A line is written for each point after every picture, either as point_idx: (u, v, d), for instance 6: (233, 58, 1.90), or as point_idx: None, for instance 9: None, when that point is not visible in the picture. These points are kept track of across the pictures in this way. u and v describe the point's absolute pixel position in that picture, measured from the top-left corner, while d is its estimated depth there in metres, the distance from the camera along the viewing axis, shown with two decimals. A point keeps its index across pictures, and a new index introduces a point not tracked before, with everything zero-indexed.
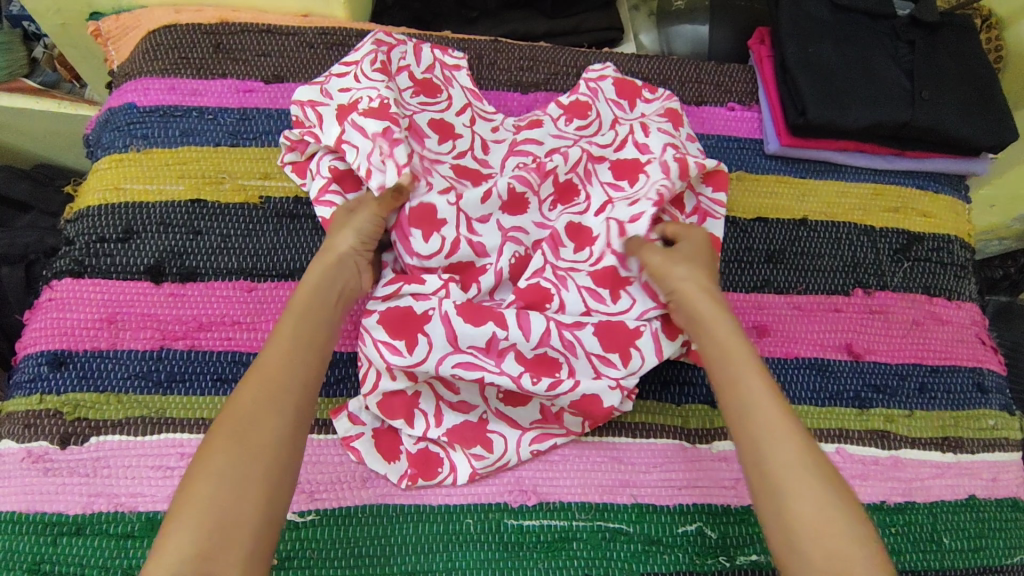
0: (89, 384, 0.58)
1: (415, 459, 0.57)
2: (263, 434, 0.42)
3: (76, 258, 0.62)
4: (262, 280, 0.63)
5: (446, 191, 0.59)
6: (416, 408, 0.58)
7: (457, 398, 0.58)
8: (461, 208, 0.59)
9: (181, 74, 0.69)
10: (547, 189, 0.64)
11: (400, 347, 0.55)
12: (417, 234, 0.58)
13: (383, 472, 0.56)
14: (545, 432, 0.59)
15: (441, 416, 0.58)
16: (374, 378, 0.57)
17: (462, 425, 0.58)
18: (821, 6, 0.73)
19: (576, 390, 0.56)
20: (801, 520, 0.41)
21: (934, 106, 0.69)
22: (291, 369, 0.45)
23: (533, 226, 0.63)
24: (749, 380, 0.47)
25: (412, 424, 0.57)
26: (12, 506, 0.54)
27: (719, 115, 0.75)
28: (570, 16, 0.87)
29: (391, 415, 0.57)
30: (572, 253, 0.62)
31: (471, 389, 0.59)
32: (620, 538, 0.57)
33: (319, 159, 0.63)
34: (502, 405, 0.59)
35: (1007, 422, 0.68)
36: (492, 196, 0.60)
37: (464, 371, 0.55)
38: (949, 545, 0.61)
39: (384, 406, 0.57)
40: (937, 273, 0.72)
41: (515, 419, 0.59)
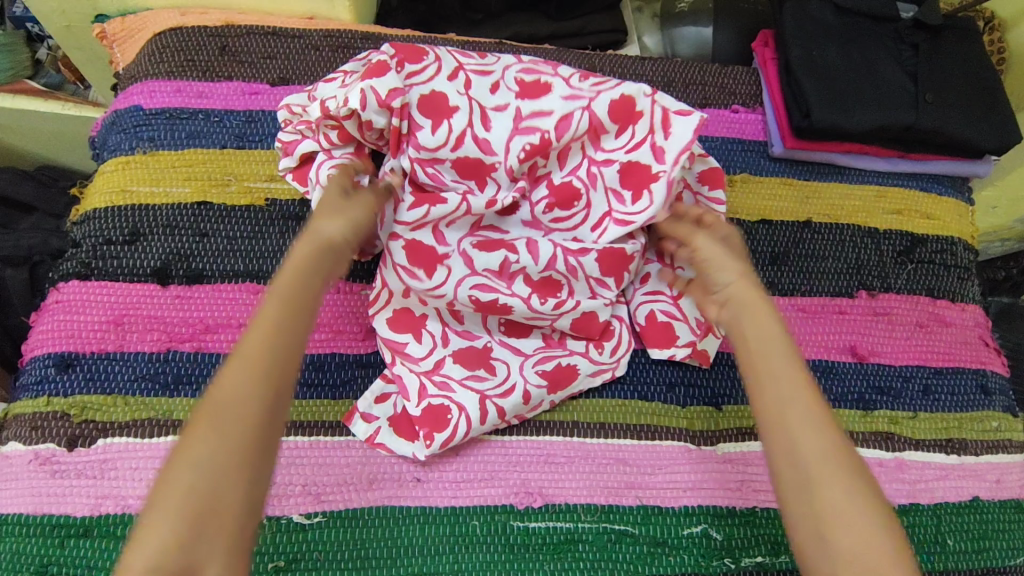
0: (96, 386, 0.58)
1: (422, 417, 0.57)
2: (239, 424, 0.39)
3: (83, 260, 0.62)
4: (269, 282, 0.63)
5: (456, 78, 0.58)
6: (424, 329, 0.59)
7: (462, 325, 0.60)
8: (472, 98, 0.58)
9: (187, 76, 0.69)
10: (567, 70, 0.61)
11: (415, 273, 0.57)
12: (427, 126, 0.57)
13: (410, 454, 0.57)
14: (547, 355, 0.61)
15: (447, 338, 0.60)
16: (385, 298, 0.60)
17: (468, 347, 0.60)
18: (825, 9, 0.73)
19: (578, 308, 0.60)
20: (832, 516, 0.41)
21: (938, 110, 0.70)
22: (271, 355, 0.41)
23: (558, 102, 0.59)
24: (791, 369, 0.46)
25: (421, 339, 0.59)
26: (20, 508, 0.54)
27: (724, 117, 0.75)
28: (573, 18, 0.87)
29: (398, 331, 0.59)
30: (615, 138, 0.60)
31: (474, 319, 0.61)
32: (626, 539, 0.57)
33: (319, 165, 0.60)
34: (505, 333, 0.61)
35: (1010, 424, 0.68)
36: (500, 87, 0.59)
37: (480, 292, 0.58)
38: (953, 546, 0.61)
39: (394, 325, 0.59)
40: (941, 275, 0.72)
41: (518, 347, 0.61)
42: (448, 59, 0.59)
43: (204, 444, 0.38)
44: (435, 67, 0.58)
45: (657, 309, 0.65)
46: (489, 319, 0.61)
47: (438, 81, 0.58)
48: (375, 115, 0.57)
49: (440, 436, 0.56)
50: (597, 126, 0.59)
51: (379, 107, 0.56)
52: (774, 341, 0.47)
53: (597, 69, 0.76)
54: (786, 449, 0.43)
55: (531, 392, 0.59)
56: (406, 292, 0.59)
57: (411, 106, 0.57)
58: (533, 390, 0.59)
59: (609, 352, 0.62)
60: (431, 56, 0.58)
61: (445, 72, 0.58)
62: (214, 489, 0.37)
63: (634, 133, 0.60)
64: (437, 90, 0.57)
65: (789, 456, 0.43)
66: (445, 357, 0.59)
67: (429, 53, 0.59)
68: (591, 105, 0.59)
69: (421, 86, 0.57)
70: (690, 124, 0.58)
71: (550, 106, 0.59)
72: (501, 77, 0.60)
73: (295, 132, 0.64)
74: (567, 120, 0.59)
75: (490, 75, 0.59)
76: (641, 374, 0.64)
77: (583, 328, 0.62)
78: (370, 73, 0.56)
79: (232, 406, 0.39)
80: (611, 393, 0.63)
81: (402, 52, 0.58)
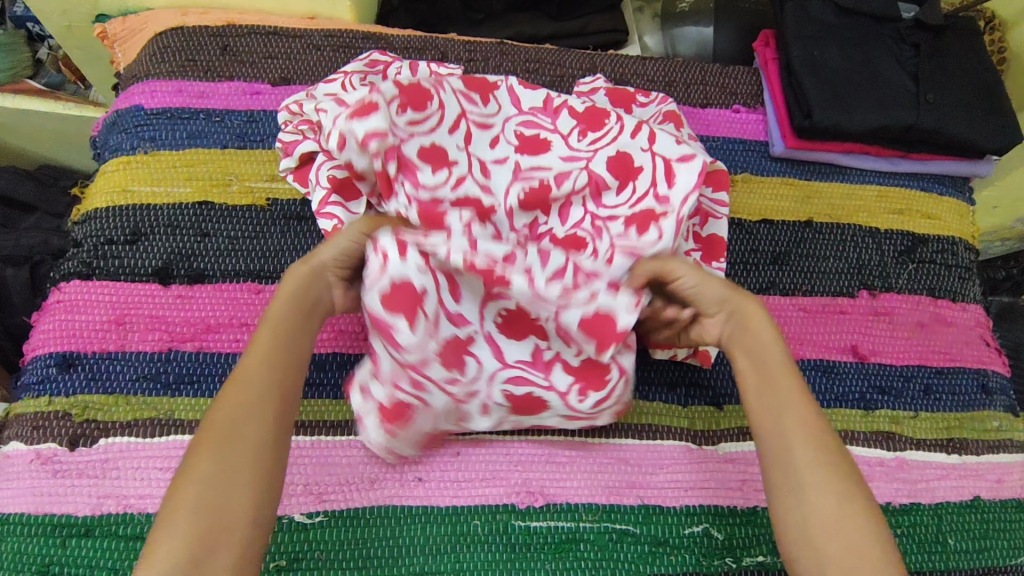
0: (98, 386, 0.58)
1: (383, 408, 0.54)
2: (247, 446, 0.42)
3: (84, 260, 0.62)
4: (270, 282, 0.63)
5: (456, 129, 0.56)
6: (420, 310, 0.50)
7: (456, 307, 0.54)
8: (471, 152, 0.57)
9: (188, 75, 0.69)
10: (567, 125, 0.59)
11: (422, 246, 0.50)
12: (425, 169, 0.54)
13: (378, 438, 0.55)
14: (525, 375, 0.56)
15: (438, 324, 0.52)
16: (380, 263, 0.49)
17: (452, 339, 0.53)
18: (825, 9, 0.73)
19: (593, 302, 0.53)
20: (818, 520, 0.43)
21: (939, 110, 0.70)
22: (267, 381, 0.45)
23: (558, 161, 0.58)
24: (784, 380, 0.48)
25: (412, 327, 0.50)
26: (22, 507, 0.54)
27: (724, 117, 0.75)
28: (574, 18, 0.87)
29: (391, 310, 0.49)
30: (616, 195, 0.57)
31: (472, 302, 0.54)
32: (628, 539, 0.57)
33: (319, 168, 0.61)
34: (498, 330, 0.56)
35: (1011, 424, 0.68)
36: (500, 141, 0.58)
37: (476, 255, 0.52)
38: (954, 546, 0.61)
39: (387, 298, 0.49)
40: (942, 275, 0.72)
41: (502, 351, 0.56)
42: (452, 108, 0.56)
43: (213, 461, 0.41)
44: (437, 117, 0.55)
45: None
46: (487, 308, 0.55)
47: (439, 133, 0.55)
48: (354, 156, 0.52)
49: (402, 429, 0.54)
50: (597, 185, 0.57)
51: (360, 148, 0.51)
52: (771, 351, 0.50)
53: (597, 69, 0.76)
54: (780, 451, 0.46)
55: (491, 406, 0.56)
56: (401, 245, 0.49)
57: (409, 150, 0.53)
58: (495, 406, 0.56)
59: (592, 404, 0.55)
60: (435, 103, 0.55)
61: (446, 124, 0.55)
62: (221, 503, 0.40)
63: (635, 188, 0.57)
64: (437, 143, 0.55)
65: (779, 458, 0.46)
66: (428, 350, 0.52)
67: (434, 98, 0.55)
68: (590, 164, 0.57)
69: (417, 137, 0.54)
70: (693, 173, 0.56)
71: (548, 164, 0.58)
72: (502, 131, 0.59)
73: (294, 132, 0.65)
74: (565, 177, 0.57)
75: (490, 130, 0.58)
76: (642, 374, 0.64)
77: (597, 327, 0.53)
78: (358, 110, 0.50)
79: (236, 429, 0.42)
80: None
81: (406, 94, 0.53)
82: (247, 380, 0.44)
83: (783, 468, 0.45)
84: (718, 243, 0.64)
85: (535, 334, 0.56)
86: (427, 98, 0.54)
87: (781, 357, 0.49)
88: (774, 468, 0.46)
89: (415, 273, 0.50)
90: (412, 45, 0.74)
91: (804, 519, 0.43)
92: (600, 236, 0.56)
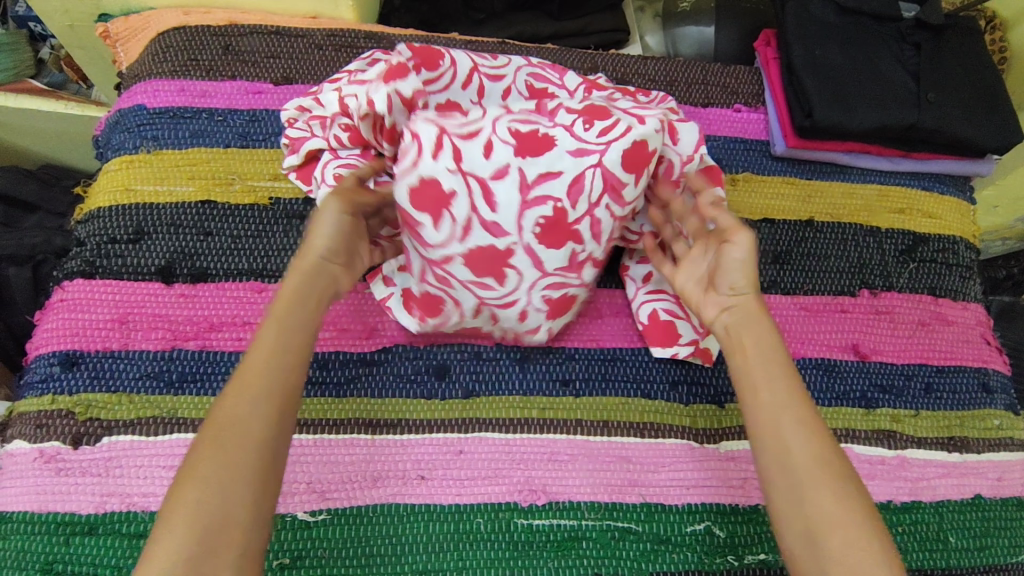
0: (101, 384, 0.58)
1: (419, 299, 0.58)
2: (244, 445, 0.41)
3: (87, 259, 0.62)
4: (273, 280, 0.63)
5: (469, 84, 0.55)
6: (445, 211, 0.48)
7: (491, 217, 0.48)
8: (483, 101, 0.56)
9: (191, 75, 0.69)
10: (574, 80, 0.60)
11: (454, 146, 0.47)
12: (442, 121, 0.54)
13: (405, 323, 0.61)
14: (563, 280, 0.54)
15: (469, 231, 0.49)
16: (409, 161, 0.48)
17: (486, 248, 0.50)
18: (826, 8, 0.73)
19: (630, 134, 0.47)
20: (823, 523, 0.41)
21: (939, 109, 0.70)
22: (265, 379, 0.43)
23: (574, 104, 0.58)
24: (785, 380, 0.46)
25: (439, 226, 0.49)
26: (25, 505, 0.54)
27: (725, 117, 0.75)
28: (576, 18, 0.87)
29: (418, 207, 0.49)
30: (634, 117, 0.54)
31: (509, 212, 0.48)
32: (630, 537, 0.57)
33: (323, 165, 0.62)
34: (536, 240, 0.50)
35: (1012, 422, 0.68)
36: (513, 93, 0.57)
37: (518, 125, 0.47)
38: (955, 544, 0.61)
39: (416, 197, 0.48)
40: (943, 274, 0.72)
41: (541, 262, 0.52)
42: (464, 62, 0.55)
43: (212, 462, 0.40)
44: (451, 73, 0.54)
45: (659, 307, 0.64)
46: (525, 215, 0.48)
47: (453, 90, 0.55)
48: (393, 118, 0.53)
49: (433, 321, 0.59)
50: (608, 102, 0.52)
51: (404, 108, 0.53)
52: (768, 349, 0.48)
53: (598, 69, 0.76)
54: (779, 453, 0.44)
55: None
56: (435, 141, 0.47)
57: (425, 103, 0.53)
58: (535, 313, 0.57)
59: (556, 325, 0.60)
60: (447, 62, 0.54)
61: (459, 80, 0.55)
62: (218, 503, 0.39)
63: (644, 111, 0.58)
64: (452, 97, 0.54)
65: (782, 458, 0.44)
66: (456, 251, 0.51)
67: (446, 56, 0.54)
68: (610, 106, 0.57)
69: (439, 88, 0.54)
70: (694, 132, 0.58)
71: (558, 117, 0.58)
72: (513, 82, 0.58)
73: (301, 129, 0.65)
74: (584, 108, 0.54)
75: (503, 81, 0.57)
76: (644, 372, 0.64)
77: (634, 165, 0.48)
78: (393, 72, 0.52)
79: (232, 427, 0.41)
80: (613, 391, 0.63)
81: (419, 52, 0.53)
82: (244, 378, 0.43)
83: (782, 469, 0.43)
84: None
85: (574, 238, 0.51)
86: (438, 56, 0.53)
87: (780, 355, 0.48)
88: (774, 470, 0.44)
89: (444, 175, 0.47)
90: (414, 44, 0.74)
91: (805, 523, 0.42)
92: (614, 114, 0.48)
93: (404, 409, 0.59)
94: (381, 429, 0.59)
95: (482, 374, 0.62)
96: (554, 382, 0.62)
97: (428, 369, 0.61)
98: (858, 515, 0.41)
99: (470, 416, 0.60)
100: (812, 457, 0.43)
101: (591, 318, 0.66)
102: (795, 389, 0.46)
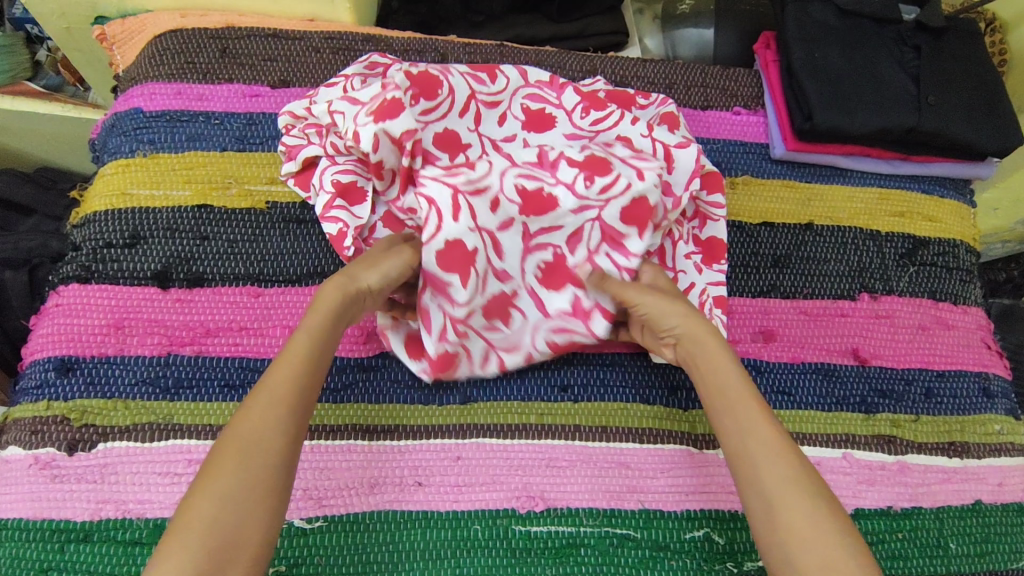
0: (96, 390, 0.58)
1: (434, 360, 0.58)
2: (266, 463, 0.43)
3: (83, 263, 0.61)
4: (270, 285, 0.63)
5: (467, 113, 0.63)
6: (472, 267, 0.57)
7: (501, 266, 0.59)
8: (482, 133, 0.64)
9: (187, 78, 0.69)
10: (572, 100, 0.66)
11: (469, 205, 0.57)
12: (445, 158, 0.62)
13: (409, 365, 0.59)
14: (567, 325, 0.61)
15: (488, 281, 0.59)
16: (436, 219, 0.56)
17: (497, 296, 0.60)
18: (826, 10, 0.73)
19: (627, 193, 0.59)
20: (797, 538, 0.42)
21: (941, 112, 0.69)
22: (292, 395, 0.45)
23: (561, 136, 0.65)
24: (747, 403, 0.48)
25: (467, 284, 0.57)
26: (21, 513, 0.54)
27: (725, 119, 0.75)
28: (575, 20, 0.87)
29: (446, 269, 0.56)
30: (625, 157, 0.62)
31: (515, 259, 0.60)
32: (629, 543, 0.57)
33: (320, 172, 0.63)
34: (539, 283, 0.61)
35: (1012, 427, 0.68)
36: (508, 118, 0.65)
37: (525, 181, 0.59)
38: (955, 550, 0.61)
39: (442, 258, 0.56)
40: (943, 278, 0.72)
41: (545, 304, 0.61)
42: (461, 90, 0.63)
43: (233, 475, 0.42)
44: (448, 103, 0.62)
45: None
46: (528, 262, 0.60)
47: (451, 117, 0.62)
48: (387, 153, 0.59)
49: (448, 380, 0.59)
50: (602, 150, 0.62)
51: (392, 146, 0.59)
52: (726, 373, 0.49)
53: (597, 71, 0.76)
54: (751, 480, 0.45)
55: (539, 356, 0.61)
56: (454, 201, 0.57)
57: (428, 143, 0.61)
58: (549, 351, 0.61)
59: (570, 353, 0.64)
60: (445, 89, 0.62)
61: (457, 108, 0.62)
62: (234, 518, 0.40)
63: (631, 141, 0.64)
64: (450, 127, 0.62)
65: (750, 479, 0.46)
66: (477, 304, 0.59)
67: (443, 84, 0.62)
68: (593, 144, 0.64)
69: (435, 123, 0.61)
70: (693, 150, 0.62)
71: (553, 140, 0.65)
72: (510, 106, 0.65)
73: (299, 136, 0.65)
74: None
75: (499, 107, 0.65)
76: (643, 377, 0.64)
77: (631, 219, 0.59)
78: (383, 111, 0.58)
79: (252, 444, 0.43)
80: (612, 396, 0.62)
81: (416, 84, 0.60)
82: (271, 393, 0.45)
83: (758, 493, 0.45)
84: (718, 246, 0.64)
85: (573, 283, 0.61)
86: (436, 86, 0.61)
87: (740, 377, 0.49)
88: (747, 490, 0.46)
89: (466, 235, 0.57)
90: (412, 47, 0.74)
91: (780, 540, 0.43)
92: (614, 173, 0.59)
93: (402, 414, 0.59)
94: (378, 435, 0.58)
95: (480, 380, 0.61)
96: (552, 388, 0.62)
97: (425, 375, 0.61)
98: (833, 524, 0.42)
99: (467, 421, 0.59)
100: (783, 475, 0.44)
101: None
102: (756, 409, 0.48)
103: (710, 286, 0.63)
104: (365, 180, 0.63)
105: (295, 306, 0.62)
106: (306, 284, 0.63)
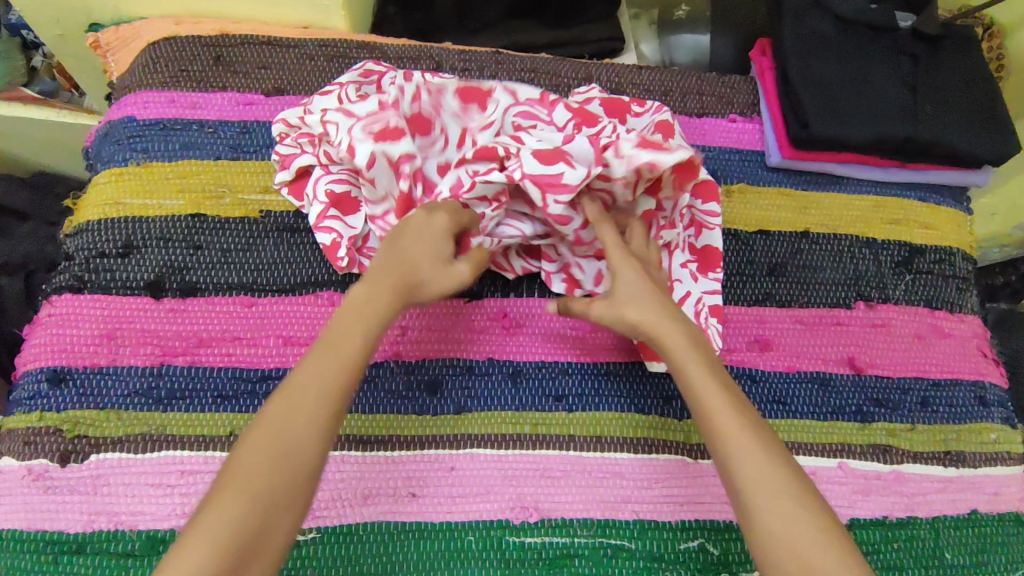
0: (89, 402, 0.57)
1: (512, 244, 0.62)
2: (300, 450, 0.42)
3: (75, 273, 0.61)
4: (263, 295, 0.62)
5: (462, 145, 0.64)
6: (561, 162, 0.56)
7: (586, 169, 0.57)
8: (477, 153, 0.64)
9: (181, 86, 0.69)
10: (563, 116, 0.64)
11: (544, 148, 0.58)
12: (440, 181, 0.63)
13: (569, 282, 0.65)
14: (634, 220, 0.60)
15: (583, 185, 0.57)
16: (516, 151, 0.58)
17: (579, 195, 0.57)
18: (822, 18, 0.73)
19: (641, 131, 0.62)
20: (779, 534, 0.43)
21: (935, 121, 0.69)
22: (331, 377, 0.44)
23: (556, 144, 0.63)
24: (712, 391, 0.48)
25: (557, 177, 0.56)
26: (14, 524, 0.54)
27: (720, 126, 0.75)
28: (571, 26, 0.87)
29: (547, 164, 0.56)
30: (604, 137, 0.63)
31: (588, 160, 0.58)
32: (623, 554, 0.57)
33: (315, 182, 0.63)
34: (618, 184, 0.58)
35: (1008, 437, 0.68)
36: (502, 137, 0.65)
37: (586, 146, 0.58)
38: (950, 560, 0.61)
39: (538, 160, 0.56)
40: (939, 286, 0.72)
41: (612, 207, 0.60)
42: (453, 128, 0.64)
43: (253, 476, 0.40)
44: (443, 140, 0.63)
45: None
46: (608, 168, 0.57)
47: (448, 152, 0.64)
48: (382, 176, 0.59)
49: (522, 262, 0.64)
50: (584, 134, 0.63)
51: (388, 168, 0.59)
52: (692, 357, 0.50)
53: (593, 78, 0.76)
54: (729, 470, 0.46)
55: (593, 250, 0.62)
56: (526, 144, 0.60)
57: (428, 172, 0.62)
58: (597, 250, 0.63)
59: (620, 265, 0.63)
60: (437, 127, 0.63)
61: (452, 143, 0.64)
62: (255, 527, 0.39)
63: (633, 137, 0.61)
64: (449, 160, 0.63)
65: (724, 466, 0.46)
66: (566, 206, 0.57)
67: (435, 123, 0.63)
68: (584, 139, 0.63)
69: (435, 158, 0.63)
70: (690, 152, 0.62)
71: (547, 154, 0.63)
72: (501, 125, 0.64)
73: (293, 145, 0.65)
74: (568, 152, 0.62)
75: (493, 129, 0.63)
76: (639, 387, 0.63)
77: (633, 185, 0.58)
78: (382, 135, 0.58)
79: (287, 442, 0.41)
80: (607, 406, 0.62)
81: (412, 122, 0.62)
82: (303, 384, 0.43)
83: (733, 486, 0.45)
84: (712, 255, 0.65)
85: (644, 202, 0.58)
86: (428, 123, 0.62)
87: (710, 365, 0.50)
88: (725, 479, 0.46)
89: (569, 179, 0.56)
90: (407, 55, 0.74)
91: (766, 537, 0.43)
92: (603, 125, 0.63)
93: (397, 425, 0.59)
94: (373, 445, 0.58)
95: (474, 391, 0.61)
96: (548, 398, 0.61)
97: (419, 385, 0.61)
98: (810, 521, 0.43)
99: (462, 431, 0.59)
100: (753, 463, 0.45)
101: (586, 331, 0.65)
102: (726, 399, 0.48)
103: (706, 295, 0.63)
104: (358, 190, 0.63)
105: (289, 316, 0.62)
106: (299, 293, 0.63)
